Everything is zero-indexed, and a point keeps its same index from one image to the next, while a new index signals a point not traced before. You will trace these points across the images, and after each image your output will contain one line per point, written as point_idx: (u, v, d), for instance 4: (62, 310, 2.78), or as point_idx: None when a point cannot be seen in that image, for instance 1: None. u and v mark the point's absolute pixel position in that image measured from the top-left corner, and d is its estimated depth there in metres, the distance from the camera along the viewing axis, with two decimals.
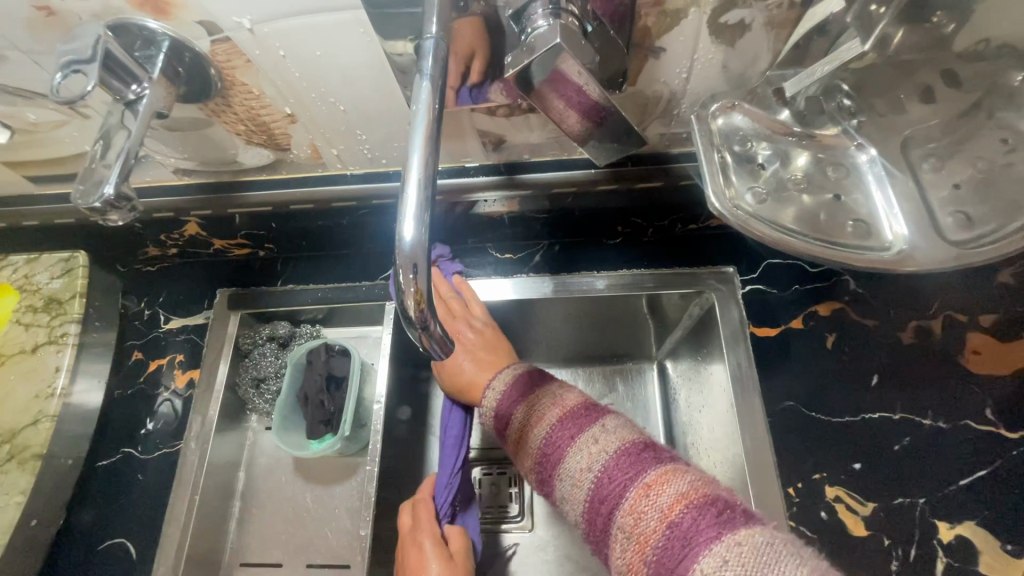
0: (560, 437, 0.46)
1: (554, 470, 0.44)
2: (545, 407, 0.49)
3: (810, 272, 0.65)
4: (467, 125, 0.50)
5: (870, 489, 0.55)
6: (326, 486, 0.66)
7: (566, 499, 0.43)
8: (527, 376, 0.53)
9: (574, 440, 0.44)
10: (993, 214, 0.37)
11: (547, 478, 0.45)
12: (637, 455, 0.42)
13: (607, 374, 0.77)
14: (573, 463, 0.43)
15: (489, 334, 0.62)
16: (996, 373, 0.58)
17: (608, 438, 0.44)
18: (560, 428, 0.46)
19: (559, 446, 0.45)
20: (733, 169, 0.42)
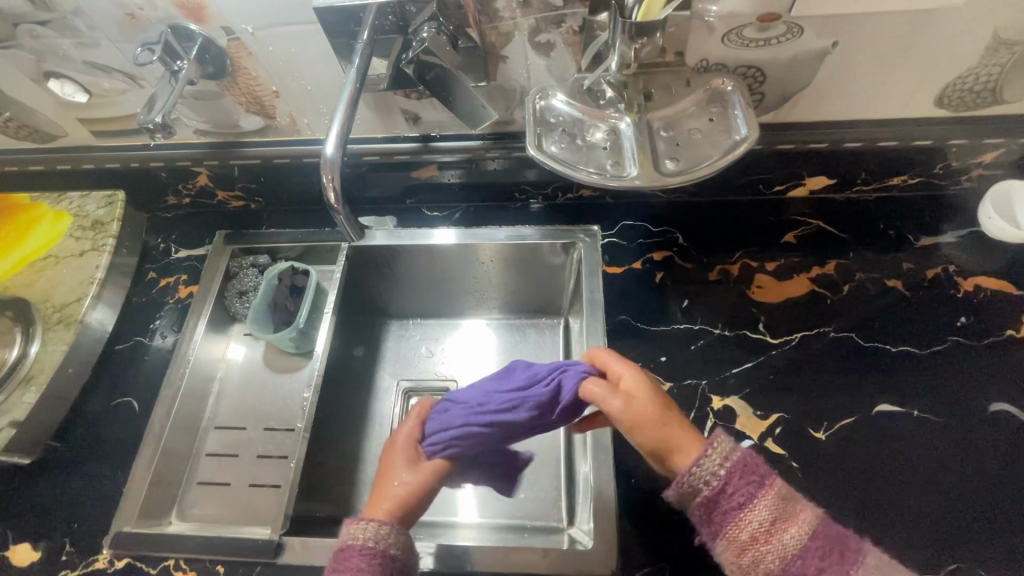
0: (739, 486, 0.46)
1: (717, 517, 0.47)
2: (721, 450, 0.48)
3: (652, 230, 0.88)
4: (393, 105, 0.75)
5: (670, 374, 0.76)
6: (287, 375, 0.88)
7: (752, 548, 0.45)
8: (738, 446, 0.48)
9: (750, 505, 0.46)
10: (691, 158, 0.61)
11: (729, 525, 0.46)
12: (831, 541, 0.44)
13: (524, 326, 1.02)
14: (782, 530, 0.44)
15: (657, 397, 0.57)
16: (769, 301, 0.81)
17: (790, 504, 0.46)
18: (736, 480, 0.47)
19: (751, 503, 0.46)
20: (545, 130, 0.65)
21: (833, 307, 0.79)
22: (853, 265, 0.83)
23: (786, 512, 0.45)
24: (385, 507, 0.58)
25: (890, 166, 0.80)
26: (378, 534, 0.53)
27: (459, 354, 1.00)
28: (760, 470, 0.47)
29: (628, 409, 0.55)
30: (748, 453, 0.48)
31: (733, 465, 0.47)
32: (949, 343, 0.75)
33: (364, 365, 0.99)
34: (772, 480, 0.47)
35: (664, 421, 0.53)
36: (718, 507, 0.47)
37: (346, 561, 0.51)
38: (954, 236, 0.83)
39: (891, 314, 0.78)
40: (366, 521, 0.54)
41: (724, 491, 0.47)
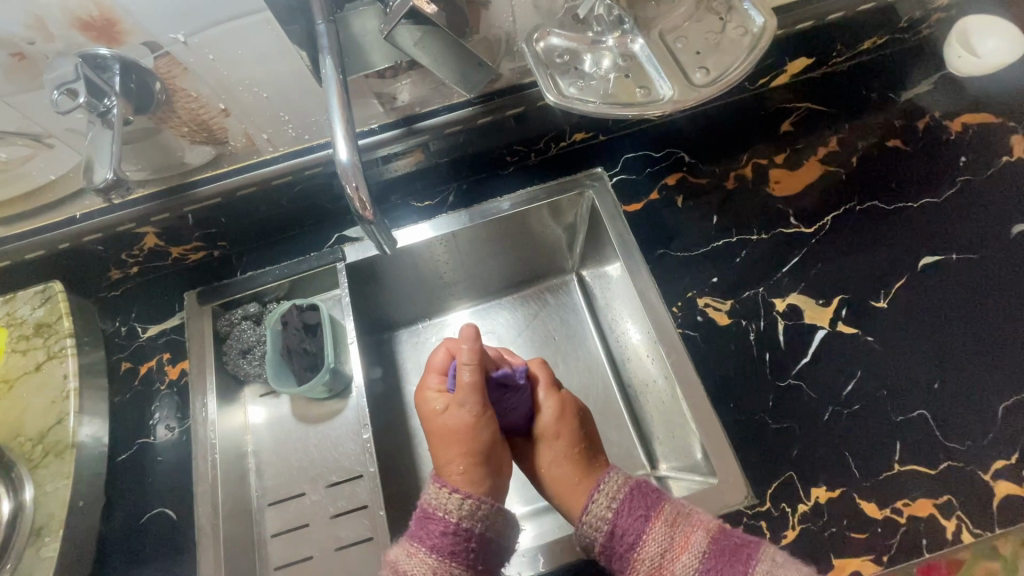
0: (624, 518, 0.59)
1: (620, 553, 0.58)
2: (606, 493, 0.62)
3: (656, 156, 0.85)
4: (366, 90, 0.65)
5: (727, 292, 0.75)
6: (327, 423, 0.79)
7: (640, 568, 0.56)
8: (625, 484, 0.62)
9: (638, 532, 0.57)
10: (719, 61, 0.57)
11: (622, 556, 0.58)
12: (721, 553, 0.53)
13: (539, 292, 0.97)
14: (662, 545, 0.56)
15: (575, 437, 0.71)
16: (791, 193, 0.80)
17: (677, 530, 0.56)
18: (624, 517, 0.59)
19: (634, 531, 0.58)
20: (558, 73, 0.59)
21: (849, 181, 0.80)
22: (852, 136, 0.84)
23: (674, 537, 0.56)
24: (458, 473, 0.65)
25: (865, 30, 0.81)
26: (470, 514, 0.61)
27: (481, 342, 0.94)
28: (640, 504, 0.59)
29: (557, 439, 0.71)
30: (630, 486, 0.61)
31: (620, 504, 0.60)
32: (960, 185, 0.78)
33: (390, 386, 0.91)
34: (655, 509, 0.58)
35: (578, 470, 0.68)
36: (617, 546, 0.58)
37: (430, 526, 0.60)
38: (928, 85, 0.86)
39: (901, 173, 0.80)
40: (451, 494, 0.62)
41: (616, 528, 0.59)
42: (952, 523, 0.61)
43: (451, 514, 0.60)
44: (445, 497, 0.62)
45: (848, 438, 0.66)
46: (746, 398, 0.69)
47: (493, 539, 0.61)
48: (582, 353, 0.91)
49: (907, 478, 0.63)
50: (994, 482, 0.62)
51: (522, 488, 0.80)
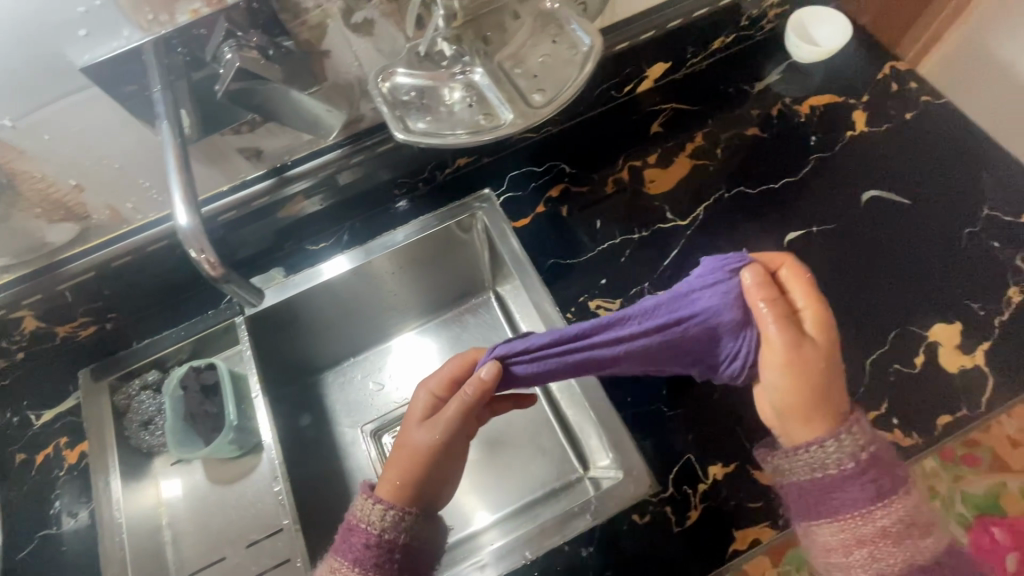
0: (863, 483, 0.50)
1: (826, 501, 0.51)
2: (862, 434, 0.51)
3: (538, 171, 0.89)
4: (225, 147, 0.65)
5: (615, 291, 0.79)
6: (243, 481, 0.77)
7: (850, 529, 0.50)
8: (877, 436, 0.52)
9: (882, 494, 0.50)
10: (554, 84, 0.61)
11: (831, 502, 0.51)
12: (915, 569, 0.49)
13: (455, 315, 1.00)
14: (885, 525, 0.49)
15: (795, 366, 0.52)
16: (665, 190, 0.85)
17: (909, 515, 0.50)
18: (858, 481, 0.50)
19: (856, 500, 0.49)
20: (406, 111, 0.60)
21: (717, 171, 0.86)
22: (716, 130, 0.89)
23: (906, 519, 0.50)
24: (388, 486, 0.61)
25: (710, 32, 0.87)
26: (388, 523, 0.58)
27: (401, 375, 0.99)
28: (861, 490, 0.49)
29: (766, 365, 0.54)
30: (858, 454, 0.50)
31: (867, 455, 0.51)
32: (814, 162, 0.85)
33: (319, 431, 0.95)
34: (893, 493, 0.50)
35: (808, 413, 0.52)
36: (822, 498, 0.51)
37: (351, 538, 0.58)
38: (777, 74, 0.93)
39: (762, 157, 0.86)
40: (374, 505, 0.59)
41: (834, 485, 0.50)
42: None
43: (375, 527, 0.58)
44: (370, 505, 0.59)
45: (738, 412, 0.70)
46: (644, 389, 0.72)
47: (418, 547, 0.60)
48: None
49: None
50: None
51: (453, 508, 0.79)
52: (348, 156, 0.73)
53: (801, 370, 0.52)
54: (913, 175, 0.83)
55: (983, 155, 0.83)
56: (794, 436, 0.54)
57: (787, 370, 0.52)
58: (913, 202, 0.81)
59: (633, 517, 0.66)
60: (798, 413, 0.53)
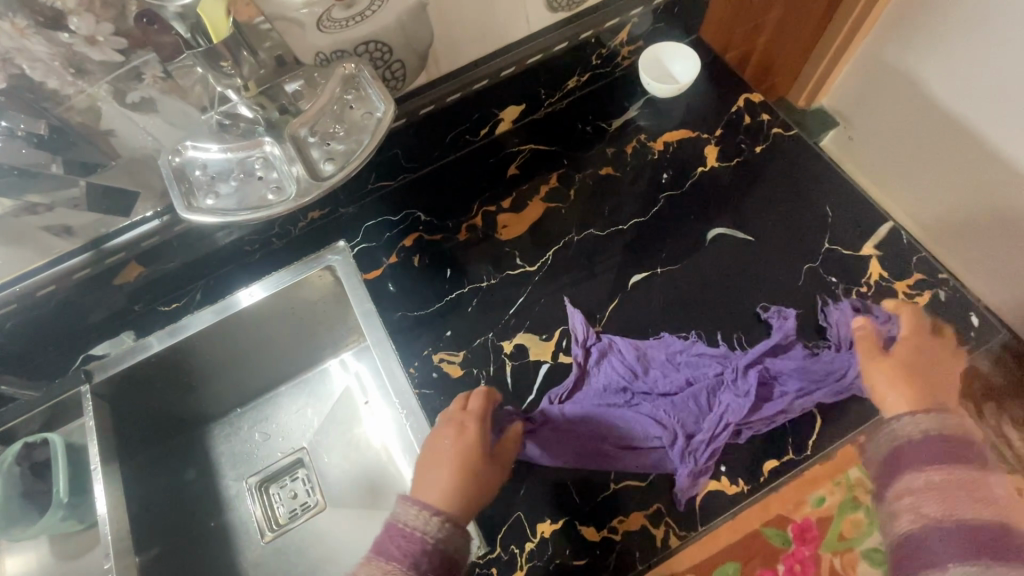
0: (924, 447, 0.58)
1: (897, 458, 0.59)
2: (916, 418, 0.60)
3: (394, 219, 0.88)
4: (26, 228, 0.65)
5: (460, 343, 0.78)
6: (85, 556, 0.76)
7: (908, 483, 0.57)
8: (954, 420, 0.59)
9: (938, 460, 0.57)
10: (343, 154, 0.60)
11: (897, 452, 0.59)
12: (965, 527, 0.53)
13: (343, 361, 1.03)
14: (914, 483, 0.57)
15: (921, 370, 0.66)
16: (517, 235, 0.85)
17: (913, 492, 0.57)
18: (932, 438, 0.58)
19: (916, 453, 0.58)
20: (194, 188, 0.60)
21: (569, 213, 0.86)
22: (571, 171, 0.89)
23: (940, 494, 0.55)
24: (438, 491, 0.61)
25: (557, 75, 0.87)
26: (433, 526, 0.56)
27: (291, 423, 1.01)
28: (964, 434, 0.58)
29: (891, 393, 0.65)
30: (954, 420, 0.59)
31: (938, 419, 0.59)
32: (664, 200, 0.85)
33: (204, 485, 0.96)
34: (960, 441, 0.58)
35: (906, 401, 0.63)
36: (949, 448, 0.57)
37: (404, 544, 0.54)
38: (637, 110, 0.93)
39: (614, 199, 0.86)
40: (426, 512, 0.57)
41: (933, 434, 0.58)
42: (660, 530, 0.66)
43: (427, 536, 0.56)
44: (407, 508, 0.58)
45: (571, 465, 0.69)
46: None
47: (457, 557, 0.56)
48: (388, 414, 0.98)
49: (622, 495, 0.68)
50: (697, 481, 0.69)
51: None
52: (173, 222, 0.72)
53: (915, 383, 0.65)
54: (759, 209, 0.84)
55: (828, 186, 0.84)
56: (891, 406, 0.65)
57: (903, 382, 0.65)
58: (758, 238, 0.81)
59: None
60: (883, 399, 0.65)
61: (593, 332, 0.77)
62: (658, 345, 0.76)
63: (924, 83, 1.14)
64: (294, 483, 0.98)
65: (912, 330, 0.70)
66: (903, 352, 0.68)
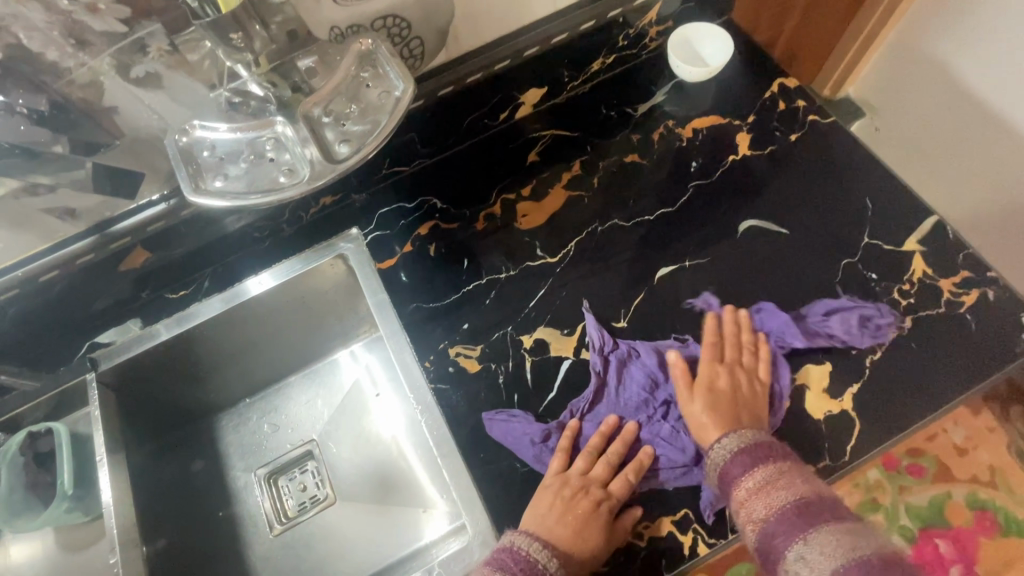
0: (736, 463, 0.60)
1: (723, 481, 0.60)
2: (735, 436, 0.62)
3: (409, 207, 0.84)
4: (28, 211, 0.62)
5: (477, 337, 0.75)
6: (89, 550, 0.74)
7: (738, 489, 0.58)
8: (757, 438, 0.61)
9: (752, 466, 0.59)
10: (360, 134, 0.57)
11: (756, 455, 0.59)
12: (787, 509, 0.54)
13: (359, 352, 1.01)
14: (744, 483, 0.58)
15: (733, 378, 0.67)
16: (537, 224, 0.81)
17: (761, 479, 0.57)
18: (734, 462, 0.60)
19: (733, 470, 0.59)
20: (203, 170, 0.57)
21: (592, 203, 0.82)
22: (594, 158, 0.85)
23: (770, 480, 0.57)
24: (553, 529, 0.61)
25: (582, 57, 0.83)
26: (542, 557, 0.58)
27: (302, 413, 0.99)
28: (774, 445, 0.61)
29: (700, 412, 0.65)
30: (764, 439, 0.61)
31: (749, 447, 0.60)
32: (693, 190, 0.81)
33: (212, 475, 0.94)
34: (774, 457, 0.59)
35: (716, 415, 0.65)
36: (750, 450, 0.60)
37: (511, 562, 0.57)
38: (664, 95, 0.89)
39: (639, 188, 0.82)
40: (536, 543, 0.59)
41: (741, 453, 0.60)
42: (688, 537, 0.63)
43: (535, 560, 0.58)
44: (529, 539, 0.59)
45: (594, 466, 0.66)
46: (496, 442, 0.69)
47: None
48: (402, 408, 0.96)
49: (646, 499, 0.65)
50: None
51: None
52: (181, 207, 0.69)
53: (733, 394, 0.66)
54: (793, 201, 0.79)
55: (868, 178, 0.79)
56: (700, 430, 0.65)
57: (714, 394, 0.66)
58: (792, 231, 0.77)
59: None
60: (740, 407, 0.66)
61: (611, 339, 0.72)
62: (682, 349, 0.72)
63: (960, 68, 1.07)
64: (302, 475, 0.96)
65: (750, 345, 0.70)
66: (710, 368, 0.68)
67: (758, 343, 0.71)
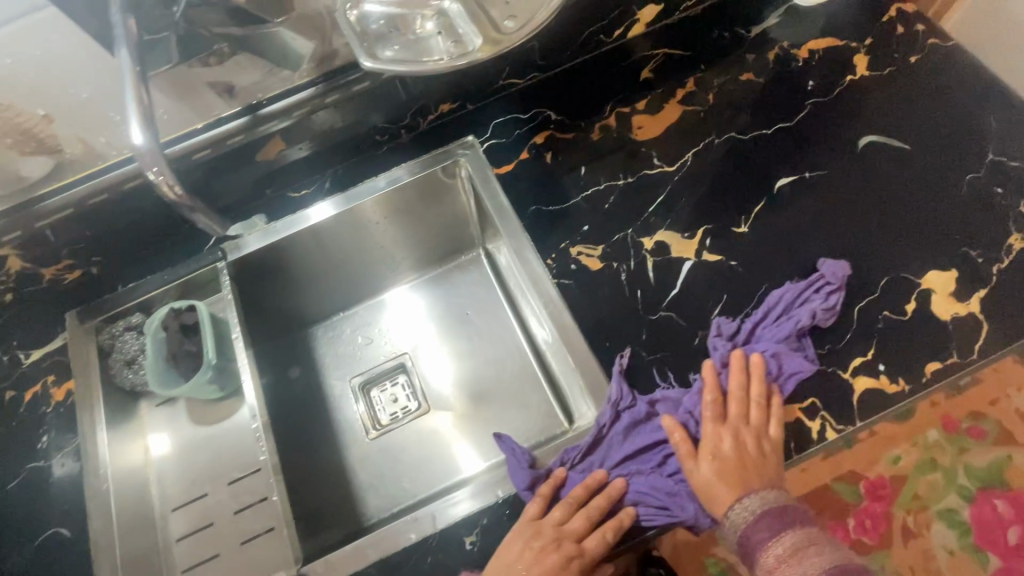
0: (760, 529, 0.57)
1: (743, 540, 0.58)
2: (761, 499, 0.59)
3: (524, 117, 0.86)
4: (196, 81, 0.65)
5: (597, 238, 0.77)
6: (226, 422, 0.79)
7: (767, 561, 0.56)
8: (790, 505, 0.59)
9: (779, 530, 0.57)
10: (528, 10, 0.58)
11: (747, 550, 0.58)
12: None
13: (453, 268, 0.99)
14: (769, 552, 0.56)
15: (753, 449, 0.62)
16: (653, 137, 0.83)
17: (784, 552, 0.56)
18: (762, 529, 0.57)
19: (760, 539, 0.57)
20: (375, 41, 0.59)
21: (707, 117, 0.83)
22: (709, 76, 0.86)
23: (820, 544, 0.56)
24: None
25: None
26: None
27: (393, 329, 0.97)
28: (794, 511, 0.59)
29: (710, 474, 0.61)
30: (782, 501, 0.60)
31: (767, 513, 0.58)
32: (811, 107, 0.82)
33: (309, 384, 0.94)
34: (800, 522, 0.58)
35: (722, 483, 0.60)
36: (752, 541, 0.57)
37: None
38: (777, 17, 0.89)
39: (757, 105, 0.83)
40: None
41: (749, 539, 0.58)
42: (817, 423, 0.64)
43: None
44: None
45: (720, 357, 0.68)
46: (619, 334, 0.71)
47: None
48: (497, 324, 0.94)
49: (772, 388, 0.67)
50: (855, 379, 0.66)
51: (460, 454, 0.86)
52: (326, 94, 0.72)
53: (739, 466, 0.61)
54: (915, 119, 0.79)
55: (991, 100, 0.79)
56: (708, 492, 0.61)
57: (714, 465, 0.61)
58: (914, 146, 0.78)
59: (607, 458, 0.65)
60: (708, 494, 0.61)
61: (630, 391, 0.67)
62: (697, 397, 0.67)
63: None
64: (393, 387, 0.93)
65: (759, 399, 0.65)
66: (715, 436, 0.63)
67: (771, 398, 0.65)
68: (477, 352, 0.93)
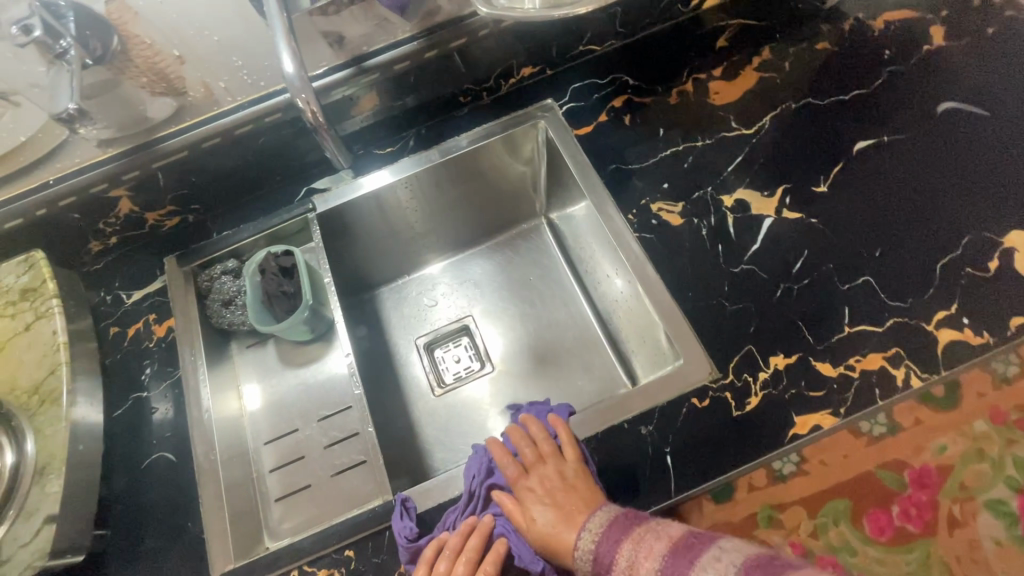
0: (605, 546, 0.51)
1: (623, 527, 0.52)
2: (594, 521, 0.54)
3: (602, 83, 0.89)
4: (312, 30, 0.71)
5: (677, 196, 0.80)
6: (312, 365, 0.84)
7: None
8: (619, 514, 0.53)
9: (619, 542, 0.50)
10: None
11: (615, 534, 0.51)
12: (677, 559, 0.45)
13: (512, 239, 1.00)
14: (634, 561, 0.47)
15: (570, 484, 0.60)
16: (731, 101, 0.85)
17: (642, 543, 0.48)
18: (605, 542, 0.51)
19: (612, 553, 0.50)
20: None
21: (784, 83, 0.85)
22: (784, 45, 0.88)
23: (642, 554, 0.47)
24: None
25: None
26: None
27: (455, 292, 0.97)
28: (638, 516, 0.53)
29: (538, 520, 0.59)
30: (614, 515, 0.54)
31: (604, 530, 0.52)
32: (888, 74, 0.83)
33: (374, 341, 0.94)
34: (634, 525, 0.51)
35: (564, 512, 0.58)
36: (617, 528, 0.51)
37: None
38: None
39: (833, 72, 0.85)
40: None
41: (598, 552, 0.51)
42: (902, 371, 0.65)
43: None
44: None
45: (804, 308, 0.70)
46: (701, 285, 0.73)
47: None
48: (559, 288, 0.94)
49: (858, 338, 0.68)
50: (937, 332, 0.66)
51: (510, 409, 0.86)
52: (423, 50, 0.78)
53: (569, 494, 0.59)
54: (993, 86, 0.81)
55: None
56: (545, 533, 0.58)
57: (549, 503, 0.60)
58: (994, 112, 0.79)
59: (692, 401, 0.67)
60: (553, 535, 0.57)
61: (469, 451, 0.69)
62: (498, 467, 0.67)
63: None
64: (457, 349, 0.93)
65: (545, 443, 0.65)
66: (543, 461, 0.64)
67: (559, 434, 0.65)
68: (542, 315, 0.92)
